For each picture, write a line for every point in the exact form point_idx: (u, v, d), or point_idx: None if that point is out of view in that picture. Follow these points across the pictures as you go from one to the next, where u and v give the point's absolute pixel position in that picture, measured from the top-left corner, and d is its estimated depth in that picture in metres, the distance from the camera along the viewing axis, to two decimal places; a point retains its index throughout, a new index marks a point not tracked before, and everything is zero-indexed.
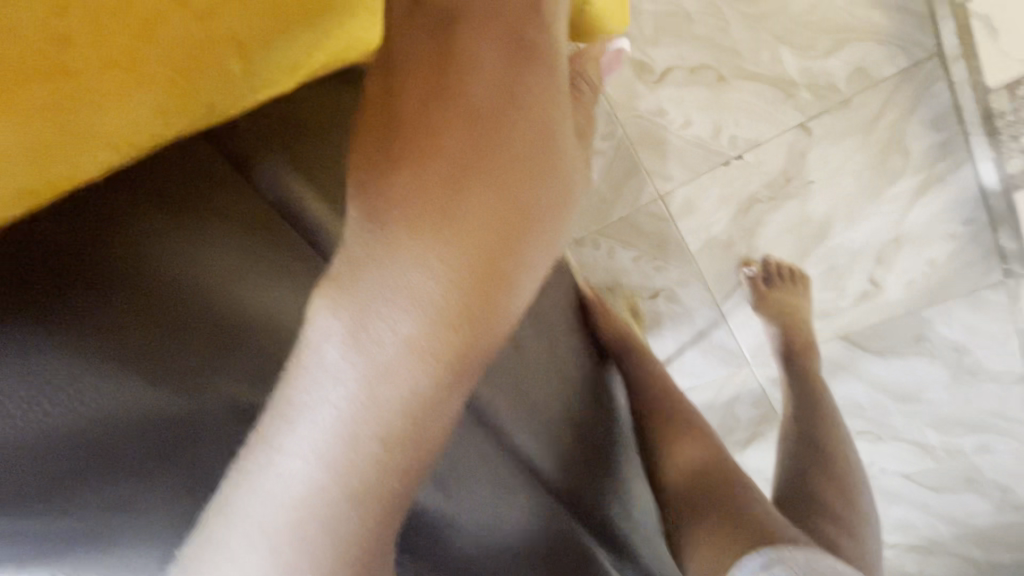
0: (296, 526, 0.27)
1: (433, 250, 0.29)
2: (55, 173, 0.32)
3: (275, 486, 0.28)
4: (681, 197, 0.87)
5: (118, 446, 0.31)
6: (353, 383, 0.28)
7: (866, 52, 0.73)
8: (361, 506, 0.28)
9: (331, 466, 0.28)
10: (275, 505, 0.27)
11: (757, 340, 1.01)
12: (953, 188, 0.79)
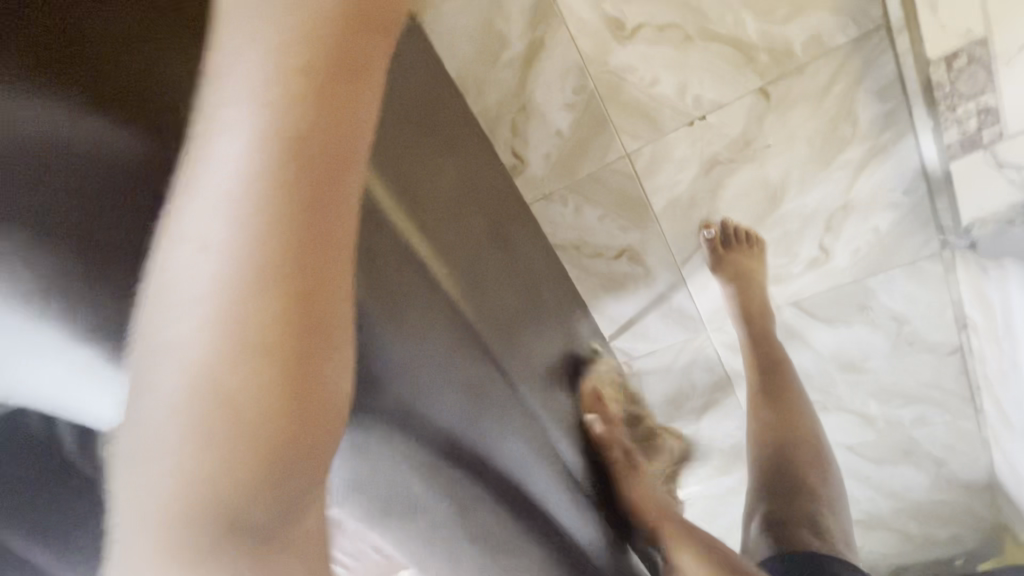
0: (222, 214, 0.28)
1: None
2: None
3: (205, 183, 0.29)
4: (646, 156, 0.90)
5: (68, 182, 0.42)
6: (250, 66, 0.29)
7: (822, 21, 0.78)
8: (278, 185, 0.29)
9: (240, 150, 0.28)
10: (207, 202, 0.28)
11: (713, 305, 1.04)
12: (896, 158, 0.86)
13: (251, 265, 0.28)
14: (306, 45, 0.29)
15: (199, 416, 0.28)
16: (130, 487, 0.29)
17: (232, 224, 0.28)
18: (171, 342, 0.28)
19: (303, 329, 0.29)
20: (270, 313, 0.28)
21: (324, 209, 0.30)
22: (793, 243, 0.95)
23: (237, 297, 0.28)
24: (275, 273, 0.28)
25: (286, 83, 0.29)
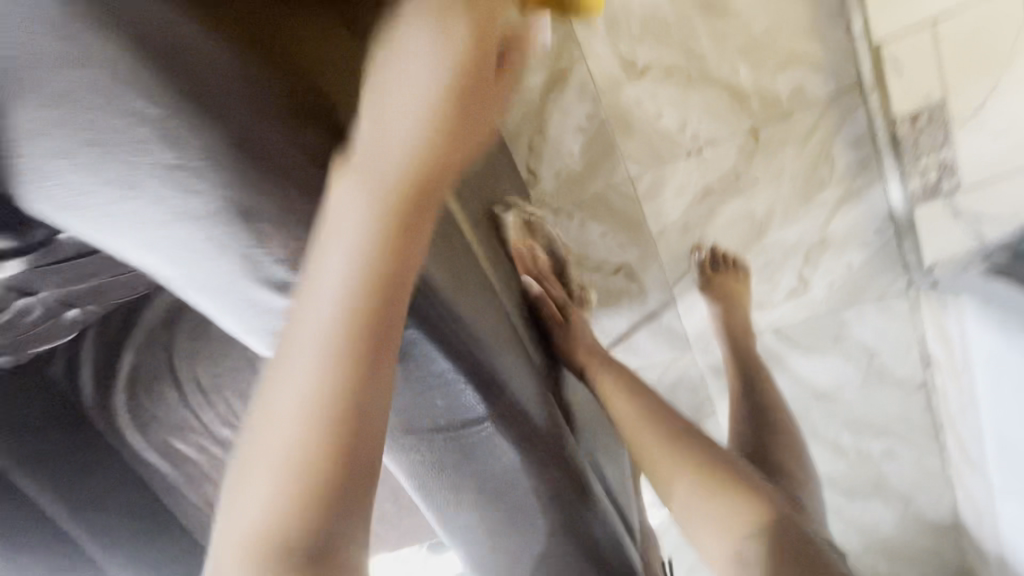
0: (321, 269, 0.32)
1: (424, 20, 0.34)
2: None
3: (316, 244, 0.33)
4: (647, 181, 1.01)
5: (225, 98, 0.35)
6: (364, 147, 0.34)
7: (806, 77, 0.90)
8: (378, 244, 0.32)
9: (346, 218, 0.32)
10: (314, 256, 0.32)
11: (700, 325, 1.13)
12: (868, 202, 0.96)
13: (333, 312, 0.31)
14: (403, 131, 0.33)
15: (339, 396, 0.30)
16: (251, 466, 0.30)
17: (376, 220, 0.32)
18: (314, 328, 0.31)
19: (366, 379, 0.31)
20: (342, 353, 0.30)
21: (403, 288, 0.32)
22: (774, 272, 1.04)
23: (315, 343, 0.30)
24: (351, 323, 0.31)
25: (377, 193, 0.32)
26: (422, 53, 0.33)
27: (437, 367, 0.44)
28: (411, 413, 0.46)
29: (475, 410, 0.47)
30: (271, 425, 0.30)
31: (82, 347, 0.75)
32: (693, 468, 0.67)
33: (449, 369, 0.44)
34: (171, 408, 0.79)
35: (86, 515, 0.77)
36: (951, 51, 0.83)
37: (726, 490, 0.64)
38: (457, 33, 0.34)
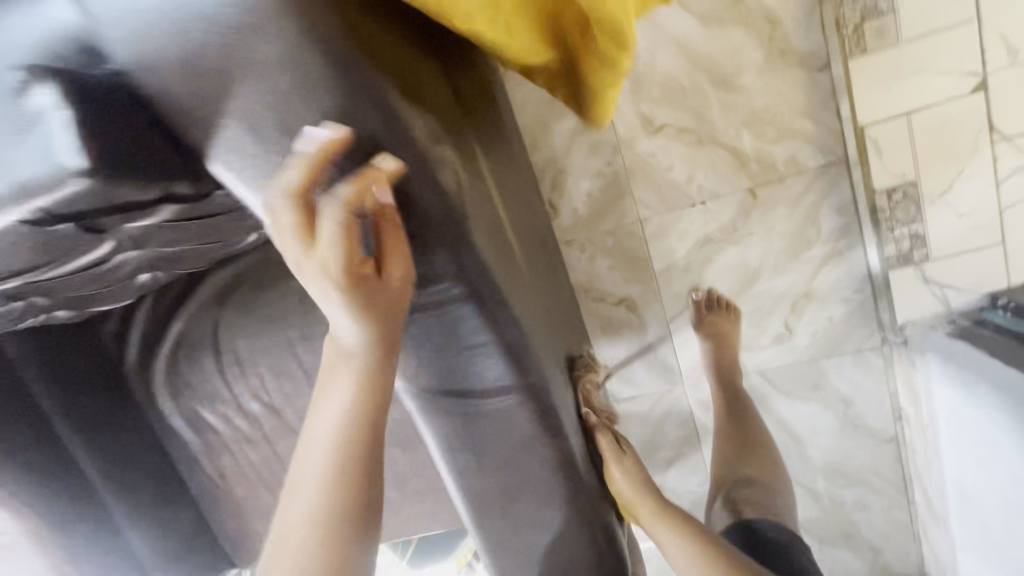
0: (320, 443, 0.51)
1: (317, 284, 0.44)
2: None
3: (313, 425, 0.51)
4: (655, 225, 1.12)
5: (382, 151, 0.41)
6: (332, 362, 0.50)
7: (799, 148, 1.04)
8: (353, 429, 0.51)
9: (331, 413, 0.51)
10: (313, 434, 0.51)
11: (693, 362, 1.20)
12: (848, 263, 1.09)
13: (326, 477, 0.50)
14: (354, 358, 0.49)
15: (330, 491, 0.50)
16: (283, 525, 0.51)
17: (342, 424, 0.51)
18: (313, 453, 0.51)
19: (351, 506, 0.51)
20: (334, 501, 0.50)
21: (367, 450, 0.52)
22: (764, 317, 1.14)
23: (316, 497, 0.50)
24: (337, 483, 0.50)
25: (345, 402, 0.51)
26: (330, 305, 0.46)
27: (466, 333, 0.52)
28: (447, 374, 0.55)
29: (504, 384, 0.55)
30: (292, 507, 0.51)
31: (138, 314, 0.87)
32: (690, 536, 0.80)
33: (481, 342, 0.52)
34: (206, 378, 0.89)
35: (117, 464, 0.88)
36: (923, 139, 0.96)
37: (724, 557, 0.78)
38: (338, 286, 0.44)
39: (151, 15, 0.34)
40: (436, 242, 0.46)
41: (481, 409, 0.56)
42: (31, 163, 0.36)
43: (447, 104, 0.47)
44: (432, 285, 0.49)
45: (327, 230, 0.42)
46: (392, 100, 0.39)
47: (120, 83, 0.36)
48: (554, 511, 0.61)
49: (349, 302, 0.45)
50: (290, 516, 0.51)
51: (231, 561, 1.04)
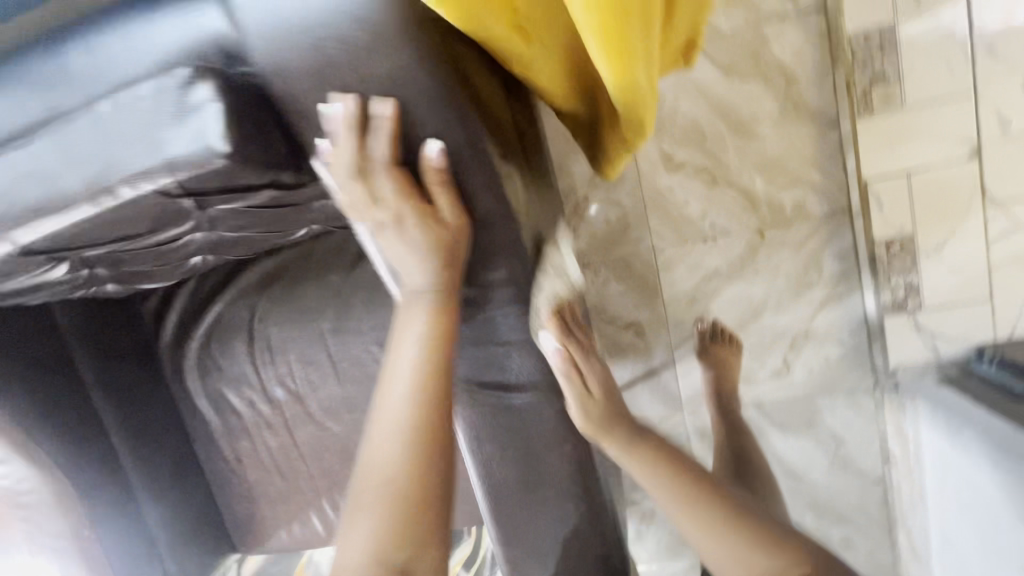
0: (404, 388, 0.52)
1: (409, 256, 0.49)
2: None
3: (395, 373, 0.52)
4: (667, 255, 1.19)
5: (460, 177, 0.47)
6: (413, 309, 0.51)
7: (806, 197, 1.11)
8: (430, 377, 0.52)
9: (413, 361, 0.52)
10: (399, 380, 0.52)
11: (694, 389, 1.26)
12: (846, 307, 1.15)
13: (411, 421, 0.51)
14: (431, 308, 0.51)
15: (406, 450, 0.51)
16: (362, 495, 0.52)
17: (419, 369, 0.52)
18: (393, 400, 0.52)
19: (434, 456, 0.52)
20: (420, 447, 0.51)
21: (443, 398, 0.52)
22: (764, 352, 1.20)
23: (405, 442, 0.51)
24: (421, 428, 0.51)
25: (424, 349, 0.51)
26: (417, 267, 0.49)
27: (505, 330, 0.57)
28: (479, 366, 0.59)
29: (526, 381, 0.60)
30: (368, 474, 0.51)
31: (179, 295, 0.92)
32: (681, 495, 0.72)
33: (518, 338, 0.57)
34: (235, 362, 0.93)
35: (139, 437, 0.91)
36: (921, 198, 1.04)
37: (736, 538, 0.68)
38: (427, 254, 0.48)
39: (293, 24, 0.39)
40: (490, 244, 0.51)
41: (509, 403, 0.60)
42: (184, 140, 0.38)
43: (506, 127, 0.52)
44: (481, 283, 0.54)
45: (387, 195, 0.46)
46: (472, 118, 0.44)
47: (256, 82, 0.41)
48: (569, 506, 0.64)
49: (428, 253, 0.48)
50: (367, 483, 0.51)
51: (234, 547, 1.06)
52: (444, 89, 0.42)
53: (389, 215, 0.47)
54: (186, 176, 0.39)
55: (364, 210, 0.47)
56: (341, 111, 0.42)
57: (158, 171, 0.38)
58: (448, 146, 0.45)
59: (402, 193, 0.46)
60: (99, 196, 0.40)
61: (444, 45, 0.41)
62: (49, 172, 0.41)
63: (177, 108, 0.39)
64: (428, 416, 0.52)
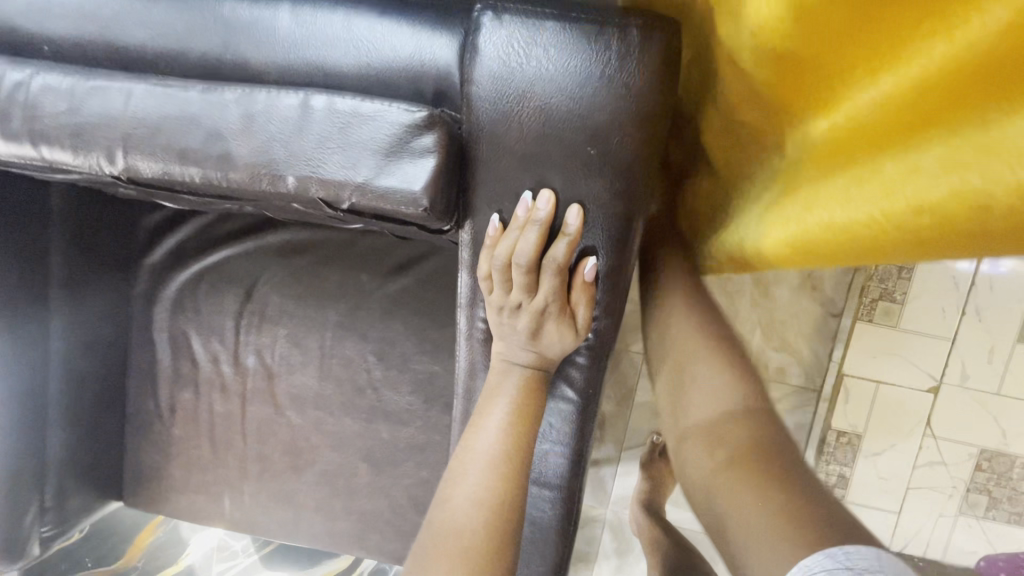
0: (486, 457, 0.47)
1: (524, 339, 0.47)
2: (936, 192, 0.32)
3: (477, 442, 0.48)
4: None
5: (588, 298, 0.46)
6: (509, 376, 0.48)
7: (790, 366, 1.20)
8: (514, 444, 0.47)
9: (497, 429, 0.47)
10: (480, 449, 0.47)
11: (624, 491, 1.29)
12: None
13: (490, 492, 0.46)
14: (528, 376, 0.48)
15: (486, 516, 0.45)
16: (429, 559, 0.44)
17: (504, 434, 0.47)
18: (472, 467, 0.47)
19: (513, 531, 0.46)
20: (498, 518, 0.45)
21: (521, 468, 0.47)
22: None
23: (483, 511, 0.45)
24: (502, 499, 0.46)
25: (513, 418, 0.47)
26: (525, 345, 0.48)
27: (546, 429, 0.53)
28: None
29: (545, 485, 0.55)
30: (437, 536, 0.45)
31: (189, 223, 0.85)
32: (715, 363, 0.60)
33: (558, 447, 0.54)
34: (218, 311, 0.86)
35: (80, 350, 0.82)
36: (879, 407, 1.17)
37: (733, 478, 0.51)
38: (553, 345, 0.47)
39: (525, 100, 0.39)
40: (585, 342, 0.52)
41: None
42: (387, 177, 0.36)
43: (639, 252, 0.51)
44: (554, 378, 0.53)
45: (541, 290, 0.45)
46: (633, 245, 0.44)
47: (462, 131, 0.41)
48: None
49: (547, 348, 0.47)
50: (437, 544, 0.45)
51: (119, 494, 0.94)
52: (616, 226, 0.42)
53: (529, 304, 0.46)
54: (368, 204, 0.37)
55: (509, 289, 0.46)
56: (537, 208, 0.41)
57: (346, 190, 0.36)
58: (606, 264, 0.44)
59: (556, 292, 0.45)
60: (260, 179, 0.37)
61: (648, 178, 0.41)
62: (220, 127, 0.37)
63: (395, 142, 0.35)
64: (508, 482, 0.46)
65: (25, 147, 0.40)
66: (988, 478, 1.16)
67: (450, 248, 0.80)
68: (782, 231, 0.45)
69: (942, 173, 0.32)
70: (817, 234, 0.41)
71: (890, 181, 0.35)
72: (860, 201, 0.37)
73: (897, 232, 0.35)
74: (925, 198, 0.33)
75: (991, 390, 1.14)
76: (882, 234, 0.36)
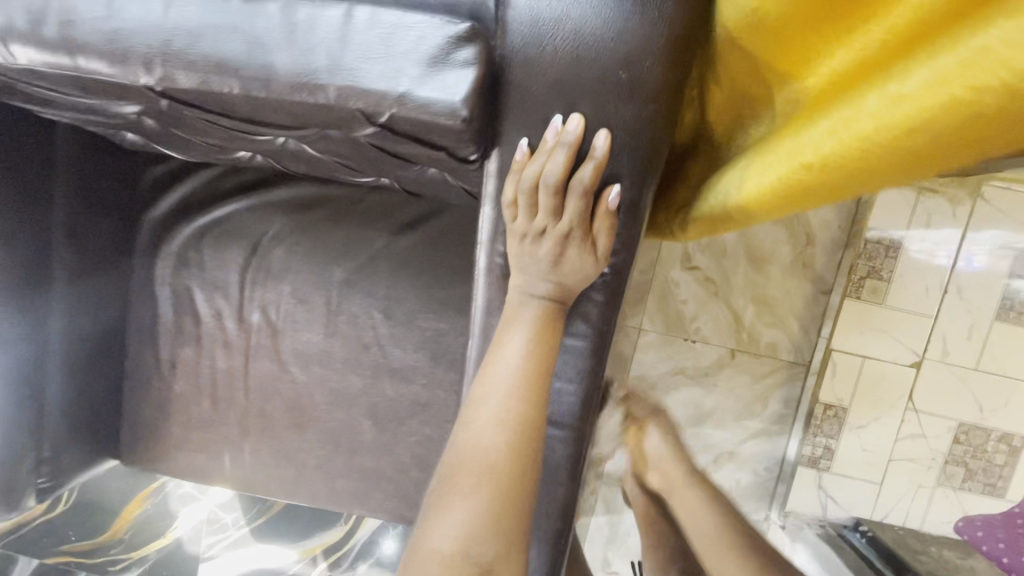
0: (506, 383, 0.48)
1: (546, 265, 0.48)
2: (925, 96, 0.28)
3: (497, 368, 0.49)
4: (650, 337, 1.25)
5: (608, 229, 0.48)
6: (529, 302, 0.49)
7: (781, 341, 1.23)
8: (534, 370, 0.48)
9: (518, 355, 0.48)
10: (501, 375, 0.48)
11: (618, 464, 1.31)
12: (771, 443, 1.27)
13: (511, 416, 0.48)
14: (548, 305, 0.49)
15: (508, 438, 0.47)
16: (454, 478, 0.47)
17: (525, 361, 0.48)
18: (491, 394, 0.48)
19: (532, 454, 0.48)
20: (519, 439, 0.47)
21: (540, 393, 0.49)
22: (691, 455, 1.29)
23: (505, 433, 0.47)
24: (521, 422, 0.48)
25: (532, 345, 0.48)
26: (547, 272, 0.48)
27: (561, 365, 0.55)
28: None
29: (555, 420, 0.57)
30: (461, 459, 0.47)
31: (194, 176, 0.85)
32: None
33: (571, 384, 0.55)
34: (223, 266, 0.86)
35: (81, 302, 0.81)
36: (864, 381, 1.21)
37: None
38: (575, 271, 0.48)
39: (558, 27, 0.41)
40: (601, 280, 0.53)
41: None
42: (428, 87, 0.37)
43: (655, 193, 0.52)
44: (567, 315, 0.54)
45: (567, 213, 0.46)
46: (653, 180, 0.46)
47: (497, 53, 0.42)
48: (536, 548, 0.61)
49: (568, 276, 0.48)
50: (461, 464, 0.47)
51: (114, 453, 0.93)
52: (640, 154, 0.44)
53: (553, 229, 0.47)
54: (407, 115, 0.38)
55: (535, 215, 0.47)
56: (567, 130, 0.43)
57: (388, 101, 0.37)
58: (629, 193, 0.46)
59: (581, 215, 0.46)
60: (299, 88, 0.38)
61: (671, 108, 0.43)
62: (262, 37, 0.38)
63: (436, 53, 0.37)
64: (529, 407, 0.48)
65: (60, 56, 0.40)
66: (965, 451, 1.21)
67: (459, 206, 0.81)
68: (766, 182, 0.42)
69: (926, 80, 0.28)
70: (802, 174, 0.38)
71: (875, 102, 0.32)
72: (845, 127, 0.34)
73: (886, 148, 0.31)
74: (913, 108, 0.29)
75: (970, 366, 1.19)
76: (870, 153, 0.32)
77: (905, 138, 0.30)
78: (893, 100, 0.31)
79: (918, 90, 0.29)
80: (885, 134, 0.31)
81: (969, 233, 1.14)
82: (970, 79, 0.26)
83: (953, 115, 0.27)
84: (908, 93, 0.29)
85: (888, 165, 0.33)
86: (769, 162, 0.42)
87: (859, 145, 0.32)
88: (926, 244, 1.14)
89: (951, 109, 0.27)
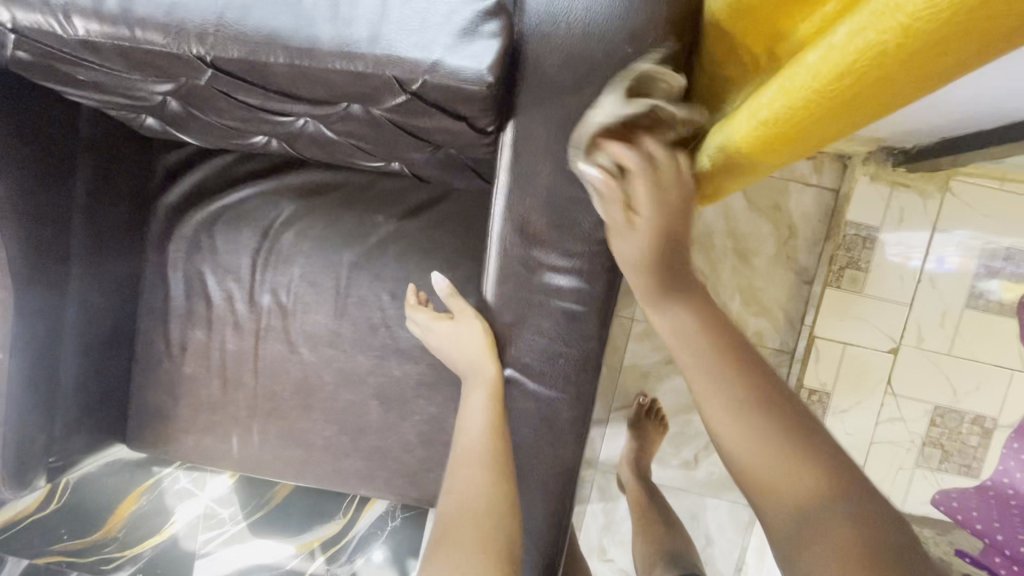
0: (481, 440, 0.60)
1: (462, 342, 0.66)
2: (851, 44, 0.32)
3: (470, 430, 0.61)
4: (642, 327, 1.30)
5: None
6: (482, 380, 0.63)
7: (766, 330, 1.29)
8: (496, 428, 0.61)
9: (482, 414, 0.61)
10: (475, 434, 0.60)
11: (612, 452, 1.35)
12: None
13: (485, 463, 0.58)
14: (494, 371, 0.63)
15: (488, 481, 0.57)
16: (452, 525, 0.54)
17: (491, 418, 0.61)
18: (468, 451, 0.60)
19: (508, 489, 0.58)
20: (498, 478, 0.58)
21: (503, 448, 0.60)
22: (682, 442, 1.33)
23: (484, 476, 0.58)
24: (493, 461, 0.59)
25: (490, 404, 0.62)
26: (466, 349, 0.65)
27: (566, 326, 0.59)
28: (528, 350, 0.61)
29: (562, 379, 0.61)
30: (454, 507, 0.57)
31: (208, 162, 0.88)
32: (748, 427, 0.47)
33: (576, 344, 0.60)
34: (235, 250, 0.89)
35: (95, 284, 0.83)
36: (846, 367, 1.27)
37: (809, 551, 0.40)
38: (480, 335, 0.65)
39: (569, 12, 0.48)
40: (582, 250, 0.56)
41: (535, 391, 0.62)
42: (458, 56, 0.41)
43: None
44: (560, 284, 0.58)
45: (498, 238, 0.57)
46: None
47: (516, 35, 0.48)
48: (544, 507, 0.64)
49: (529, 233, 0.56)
50: (452, 516, 0.56)
51: (121, 437, 0.94)
52: None
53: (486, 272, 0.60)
54: (438, 82, 0.42)
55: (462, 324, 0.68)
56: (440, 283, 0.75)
57: (423, 68, 0.42)
58: None
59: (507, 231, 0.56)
60: (340, 56, 0.42)
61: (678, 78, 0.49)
62: (307, 12, 0.42)
63: (466, 26, 0.42)
64: (496, 449, 0.59)
65: (119, 28, 0.44)
66: (941, 433, 1.27)
67: (465, 190, 0.85)
68: (736, 137, 0.45)
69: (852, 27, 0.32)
70: (764, 128, 0.42)
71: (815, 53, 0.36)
72: (793, 79, 0.37)
73: (828, 93, 0.35)
74: (838, 57, 0.33)
75: (944, 352, 1.25)
76: (815, 98, 0.36)
77: (839, 81, 0.34)
78: (827, 47, 0.34)
79: (844, 38, 0.32)
80: (825, 81, 0.34)
81: (938, 234, 1.21)
82: (884, 24, 0.30)
83: (878, 55, 0.31)
84: (838, 42, 0.33)
85: (829, 110, 0.37)
86: (737, 121, 0.46)
87: (802, 95, 0.37)
88: (900, 239, 1.22)
89: (875, 52, 0.31)
